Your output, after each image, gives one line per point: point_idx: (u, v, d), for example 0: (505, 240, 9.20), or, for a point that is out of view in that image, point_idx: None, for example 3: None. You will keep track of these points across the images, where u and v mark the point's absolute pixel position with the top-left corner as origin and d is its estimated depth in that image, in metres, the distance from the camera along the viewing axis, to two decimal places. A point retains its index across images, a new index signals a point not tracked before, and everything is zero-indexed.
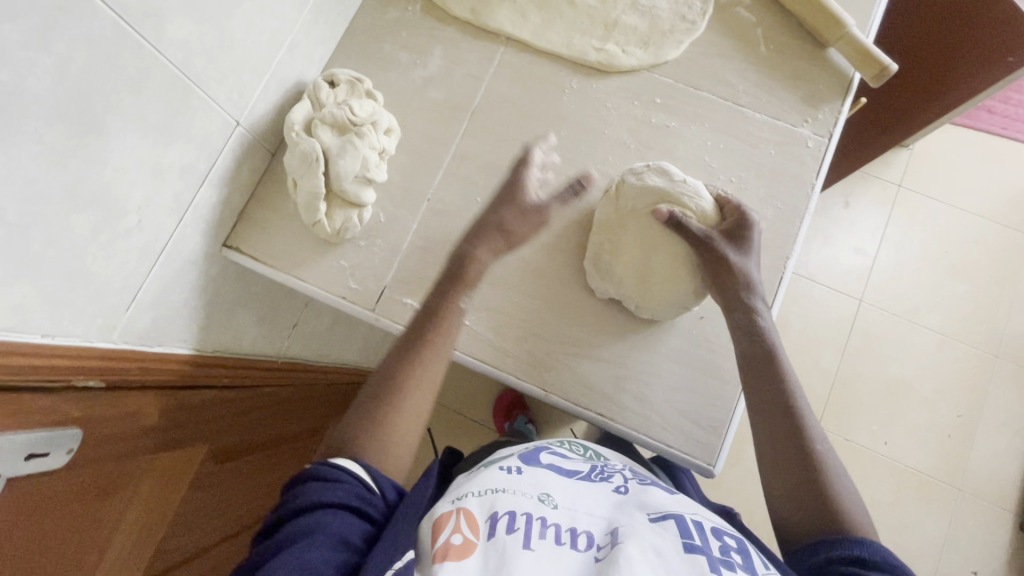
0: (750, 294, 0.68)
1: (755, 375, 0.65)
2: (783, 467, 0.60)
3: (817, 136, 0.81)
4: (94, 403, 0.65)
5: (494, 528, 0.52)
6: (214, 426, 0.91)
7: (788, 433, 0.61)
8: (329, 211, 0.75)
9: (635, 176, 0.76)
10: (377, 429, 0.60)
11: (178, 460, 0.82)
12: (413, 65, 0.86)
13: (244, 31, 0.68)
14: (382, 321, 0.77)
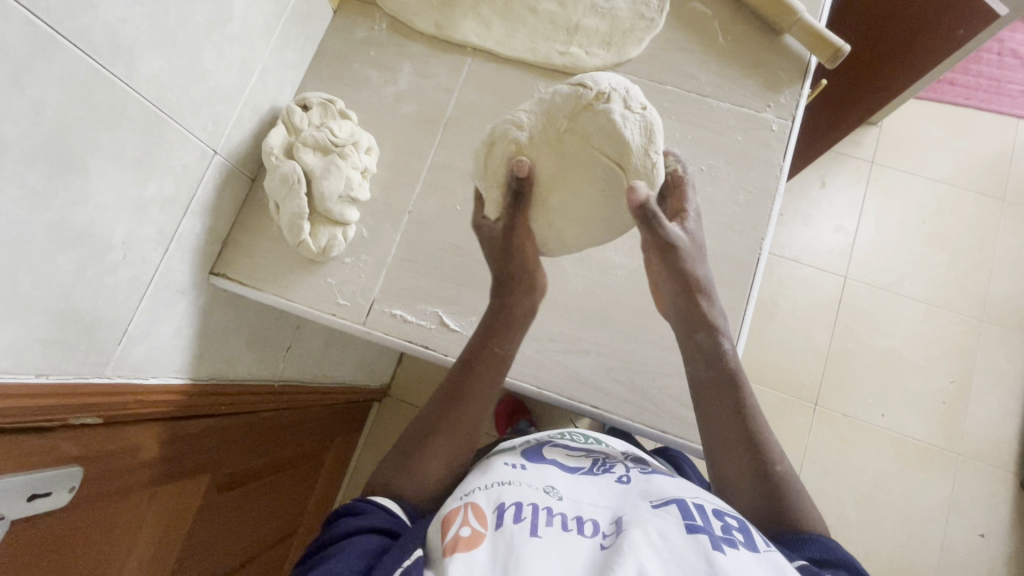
0: (708, 313, 0.69)
1: (718, 395, 0.66)
2: (751, 479, 0.62)
3: (780, 119, 0.83)
4: (92, 439, 0.66)
5: (501, 518, 0.54)
6: (216, 454, 0.94)
7: (749, 455, 0.63)
8: (313, 231, 0.76)
9: (618, 109, 0.65)
10: (412, 468, 0.64)
11: (182, 491, 0.85)
12: (384, 81, 0.88)
13: (214, 62, 0.69)
14: (373, 334, 0.78)
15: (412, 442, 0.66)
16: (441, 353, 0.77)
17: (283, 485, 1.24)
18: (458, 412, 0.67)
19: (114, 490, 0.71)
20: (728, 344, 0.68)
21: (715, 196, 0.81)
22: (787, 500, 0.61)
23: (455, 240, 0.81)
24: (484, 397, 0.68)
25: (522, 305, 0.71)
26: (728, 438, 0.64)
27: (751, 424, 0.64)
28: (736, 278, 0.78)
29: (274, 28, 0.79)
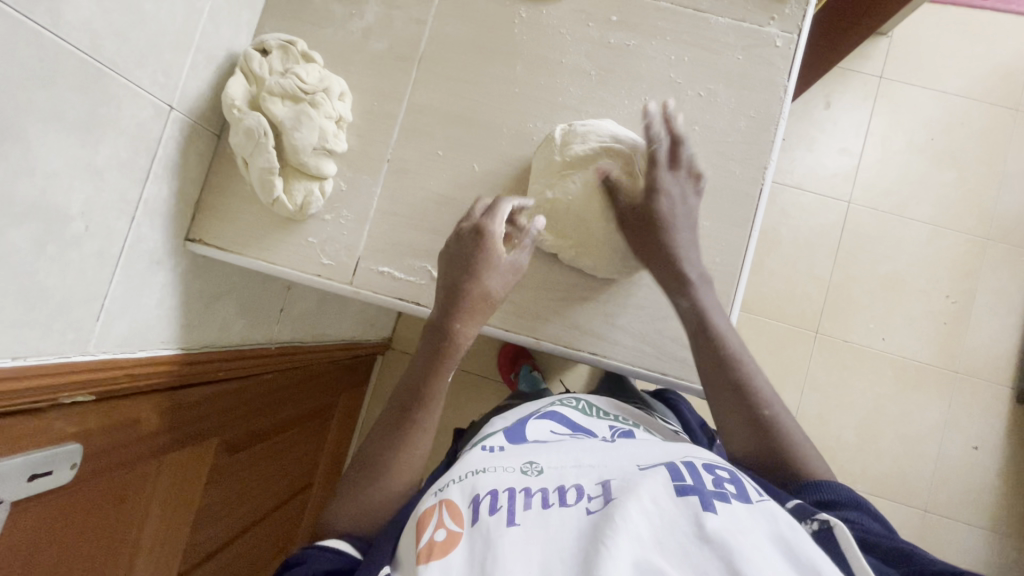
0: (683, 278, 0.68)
1: (703, 353, 0.67)
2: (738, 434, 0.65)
3: (785, 34, 0.76)
4: (88, 416, 0.65)
5: (476, 512, 0.53)
6: (221, 421, 0.94)
7: (746, 411, 0.65)
8: (287, 187, 0.72)
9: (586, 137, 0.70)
10: (355, 500, 0.64)
11: (195, 452, 0.87)
12: (349, 16, 0.79)
13: (153, 3, 0.61)
14: (361, 295, 0.75)
15: (356, 478, 0.65)
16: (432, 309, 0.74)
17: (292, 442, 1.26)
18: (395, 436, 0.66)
19: (120, 463, 0.72)
20: (688, 301, 0.67)
21: (715, 124, 0.75)
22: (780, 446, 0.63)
23: (440, 190, 0.76)
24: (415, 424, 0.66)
25: (464, 335, 0.66)
26: (723, 402, 0.66)
27: (739, 377, 0.66)
28: (736, 212, 0.74)
29: None
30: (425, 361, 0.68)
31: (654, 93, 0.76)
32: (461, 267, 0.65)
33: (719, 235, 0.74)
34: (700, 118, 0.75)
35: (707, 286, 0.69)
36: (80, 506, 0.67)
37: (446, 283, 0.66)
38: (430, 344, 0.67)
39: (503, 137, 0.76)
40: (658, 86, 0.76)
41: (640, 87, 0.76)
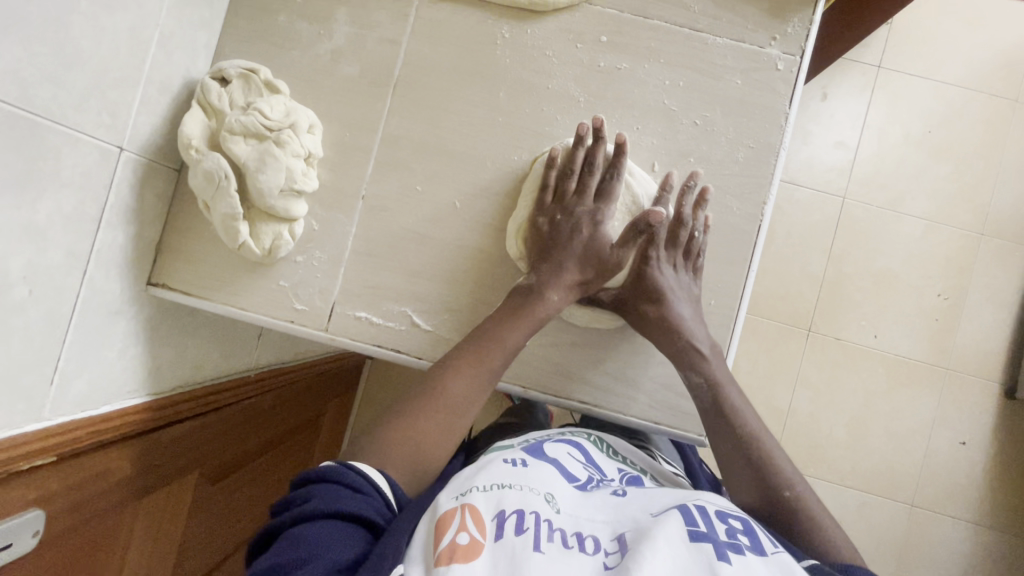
0: (694, 351, 0.65)
1: (721, 427, 0.64)
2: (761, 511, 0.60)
3: (787, 56, 0.71)
4: (53, 479, 0.61)
5: (501, 528, 0.48)
6: (204, 451, 0.89)
7: (765, 490, 0.60)
8: (254, 231, 0.67)
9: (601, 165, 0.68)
10: (399, 437, 0.59)
11: (172, 493, 0.83)
12: (316, 36, 0.72)
13: (91, 41, 0.55)
14: (338, 341, 0.71)
15: (402, 417, 0.61)
16: (414, 356, 0.70)
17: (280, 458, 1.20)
18: (451, 386, 0.62)
19: (90, 515, 0.68)
20: (703, 376, 0.65)
21: (711, 155, 0.70)
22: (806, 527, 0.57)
23: (419, 227, 0.71)
24: (484, 375, 0.63)
25: (548, 307, 0.65)
26: (744, 479, 0.62)
27: (758, 455, 0.62)
28: (733, 251, 0.70)
29: None
30: (503, 316, 0.65)
31: (647, 122, 0.71)
32: (561, 246, 0.67)
33: (716, 275, 0.71)
34: (696, 149, 0.70)
35: (719, 359, 0.67)
36: (50, 563, 0.64)
37: (541, 252, 0.67)
38: (510, 303, 0.66)
39: (487, 170, 0.71)
40: (651, 113, 0.71)
41: (632, 114, 0.71)
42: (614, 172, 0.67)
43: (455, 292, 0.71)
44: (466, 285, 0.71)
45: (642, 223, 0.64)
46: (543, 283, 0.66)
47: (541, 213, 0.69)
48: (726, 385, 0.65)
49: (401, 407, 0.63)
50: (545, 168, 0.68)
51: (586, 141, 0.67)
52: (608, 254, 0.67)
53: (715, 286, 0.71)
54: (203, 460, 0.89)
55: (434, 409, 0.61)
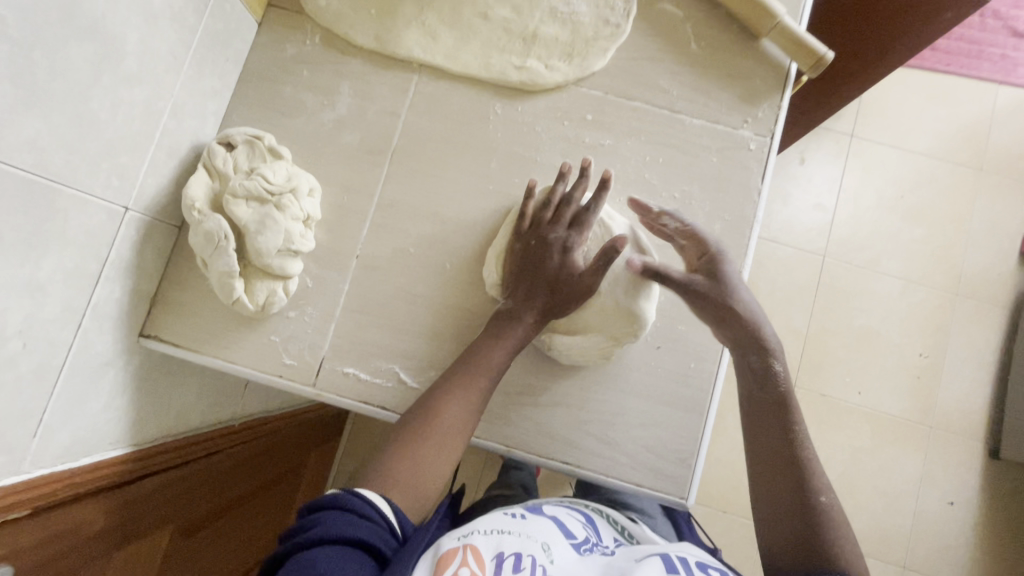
0: (761, 339, 0.65)
1: (771, 408, 0.62)
2: (780, 505, 0.58)
3: (758, 136, 0.76)
4: (25, 534, 0.59)
5: (500, 567, 0.47)
6: (185, 502, 0.85)
7: (791, 481, 0.58)
8: (248, 288, 0.69)
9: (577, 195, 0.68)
10: (400, 463, 0.58)
11: (144, 548, 0.77)
12: (321, 106, 0.77)
13: (108, 112, 0.58)
14: (325, 397, 0.72)
15: (400, 444, 0.60)
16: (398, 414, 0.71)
17: (265, 513, 1.12)
18: (446, 407, 0.62)
19: (62, 571, 0.63)
20: (779, 364, 0.64)
21: (690, 226, 0.74)
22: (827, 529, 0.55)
23: (410, 287, 0.73)
24: (477, 396, 0.64)
25: (525, 329, 0.66)
26: (774, 463, 0.60)
27: (798, 450, 0.60)
28: None
29: (184, 60, 0.67)
30: (490, 338, 0.66)
31: (628, 194, 0.75)
32: (532, 273, 0.67)
33: (697, 338, 0.72)
34: None
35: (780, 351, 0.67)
36: None
37: (521, 277, 0.67)
38: (490, 329, 0.67)
39: (476, 234, 0.74)
40: (632, 186, 0.75)
41: (615, 187, 0.75)
42: (591, 204, 0.67)
43: (442, 350, 0.72)
44: (453, 344, 0.72)
45: (610, 252, 0.64)
46: (525, 308, 0.66)
47: (517, 240, 0.69)
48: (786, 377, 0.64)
49: (398, 435, 0.62)
50: (524, 199, 0.69)
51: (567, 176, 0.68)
52: (578, 282, 0.66)
53: (696, 350, 0.72)
54: (180, 512, 0.84)
55: (432, 431, 0.61)
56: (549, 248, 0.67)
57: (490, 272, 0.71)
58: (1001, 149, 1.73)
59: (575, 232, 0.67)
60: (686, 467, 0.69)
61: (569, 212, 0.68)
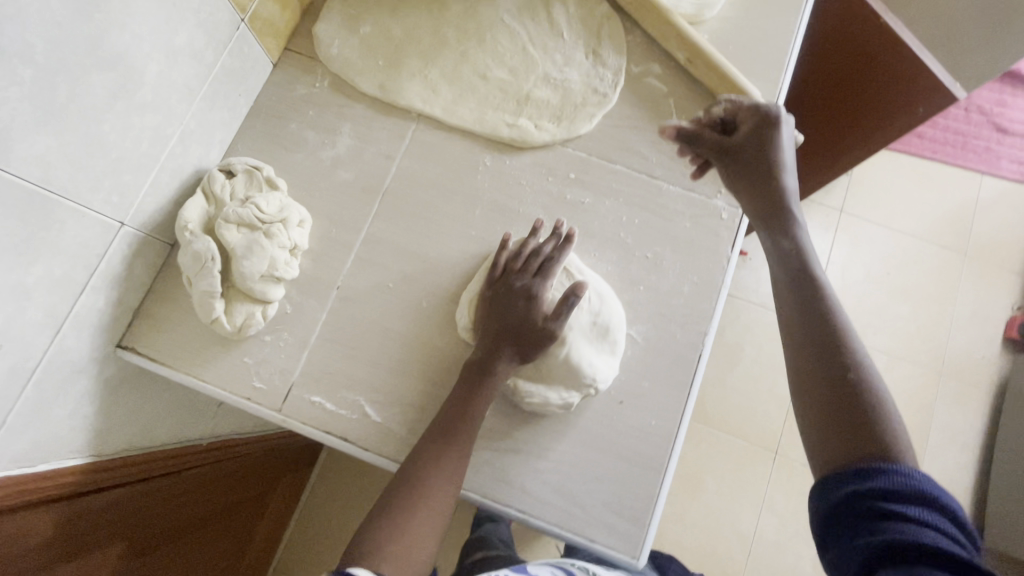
0: (784, 208, 0.62)
1: (796, 296, 0.56)
2: (807, 391, 0.51)
3: (731, 207, 0.80)
4: None
5: None
6: (140, 519, 0.83)
7: (821, 363, 0.51)
8: (228, 309, 0.71)
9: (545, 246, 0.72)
10: (389, 533, 0.56)
11: (88, 564, 0.75)
12: (322, 144, 0.82)
13: (118, 134, 0.63)
14: (289, 422, 0.73)
15: (388, 511, 0.58)
16: (360, 446, 0.71)
17: (226, 536, 1.10)
18: (433, 467, 0.61)
19: None
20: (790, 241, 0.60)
21: (659, 286, 0.77)
22: (862, 408, 0.48)
23: (385, 321, 0.76)
24: (461, 452, 0.63)
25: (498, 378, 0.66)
26: (801, 358, 0.53)
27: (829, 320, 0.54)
28: (677, 376, 0.74)
29: (197, 92, 0.72)
30: (468, 392, 0.66)
31: (603, 250, 0.79)
32: (501, 318, 0.68)
33: (660, 396, 0.73)
34: (645, 278, 0.78)
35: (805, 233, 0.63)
36: None
37: (494, 325, 0.68)
38: (464, 382, 0.67)
39: (455, 276, 0.77)
40: (608, 243, 0.79)
41: (590, 242, 0.79)
42: (558, 255, 0.71)
43: (409, 386, 0.73)
44: (420, 381, 0.74)
45: (571, 299, 0.66)
46: (500, 358, 0.66)
47: (489, 288, 0.72)
48: (813, 256, 0.59)
49: (383, 501, 0.59)
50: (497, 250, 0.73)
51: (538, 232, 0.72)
52: (543, 328, 0.67)
53: (656, 408, 0.73)
54: (133, 529, 0.82)
55: (419, 495, 0.59)
56: (516, 294, 0.69)
57: (463, 319, 0.73)
58: (984, 239, 1.78)
59: (541, 280, 0.70)
60: (638, 527, 0.68)
61: (536, 261, 0.71)
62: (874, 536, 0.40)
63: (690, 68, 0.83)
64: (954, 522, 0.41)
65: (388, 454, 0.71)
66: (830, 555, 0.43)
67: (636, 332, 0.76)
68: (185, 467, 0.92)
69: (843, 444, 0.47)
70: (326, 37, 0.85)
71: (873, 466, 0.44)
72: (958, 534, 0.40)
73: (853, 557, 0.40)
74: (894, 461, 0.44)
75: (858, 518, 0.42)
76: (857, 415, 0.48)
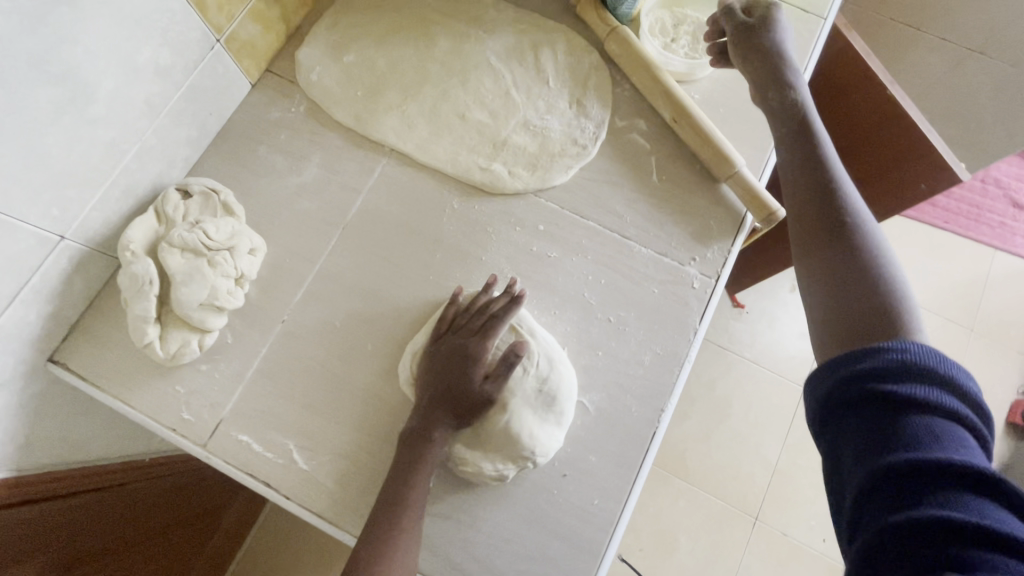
0: (791, 83, 0.64)
1: (813, 209, 0.55)
2: (813, 244, 0.54)
3: (703, 276, 0.76)
4: None
5: None
6: (72, 529, 0.79)
7: (822, 224, 0.54)
8: (163, 335, 0.68)
9: (490, 302, 0.70)
10: None
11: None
12: (288, 170, 0.80)
13: (63, 148, 0.61)
14: (212, 460, 0.69)
15: None
16: (282, 494, 0.67)
17: (167, 556, 1.02)
18: (379, 559, 0.56)
19: None
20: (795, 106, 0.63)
21: (619, 352, 0.73)
22: (861, 259, 0.50)
23: (326, 362, 0.72)
24: (409, 537, 0.59)
25: (436, 447, 0.63)
26: (816, 268, 0.53)
27: (830, 184, 0.56)
28: (627, 453, 0.69)
29: (161, 109, 0.70)
30: (409, 465, 0.62)
31: (563, 309, 0.75)
32: (437, 379, 0.65)
33: (606, 472, 0.69)
34: (605, 343, 0.73)
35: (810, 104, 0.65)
36: None
37: (432, 388, 0.65)
38: (403, 451, 0.64)
39: (406, 320, 0.74)
40: (569, 301, 0.75)
41: (552, 299, 0.75)
42: (501, 313, 0.68)
43: (341, 433, 0.70)
44: (353, 430, 0.70)
45: (508, 359, 0.65)
46: (438, 427, 0.64)
47: (432, 346, 0.69)
48: (828, 155, 0.58)
49: None
50: (443, 308, 0.71)
51: (487, 291, 0.71)
52: (478, 390, 0.64)
53: (601, 485, 0.68)
54: (62, 540, 0.78)
55: None
56: (454, 354, 0.66)
57: (405, 377, 0.70)
58: (1023, 306, 1.62)
59: (482, 338, 0.66)
60: None
61: (477, 316, 0.69)
62: (877, 427, 0.40)
63: (675, 128, 0.80)
64: (963, 399, 0.40)
65: (309, 506, 0.67)
66: (833, 460, 0.43)
67: (588, 401, 0.71)
68: (116, 482, 0.86)
69: (847, 303, 0.49)
70: (306, 61, 0.83)
71: (872, 357, 0.43)
72: (967, 415, 0.39)
73: (859, 461, 0.40)
74: (904, 339, 0.44)
75: (861, 421, 0.41)
76: (869, 301, 0.48)
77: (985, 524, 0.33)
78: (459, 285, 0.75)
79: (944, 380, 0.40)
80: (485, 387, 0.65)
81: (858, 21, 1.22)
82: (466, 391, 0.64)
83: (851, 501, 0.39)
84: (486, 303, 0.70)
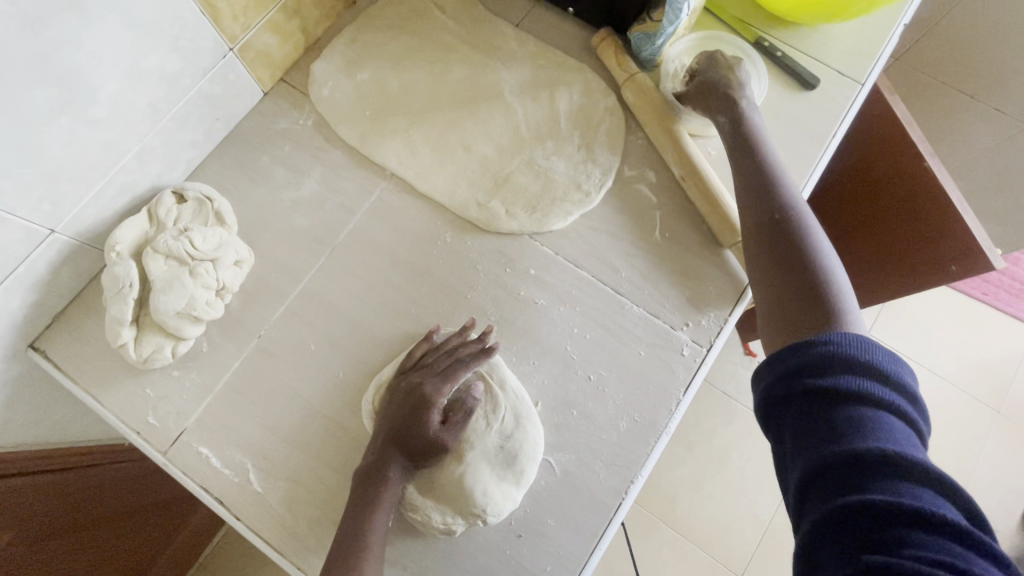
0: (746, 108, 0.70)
1: (766, 237, 0.62)
2: (767, 265, 0.60)
3: (694, 344, 0.72)
4: None
5: None
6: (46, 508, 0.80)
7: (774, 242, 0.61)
8: (137, 338, 0.68)
9: (458, 343, 0.68)
10: None
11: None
12: (287, 183, 0.79)
13: (60, 146, 0.61)
14: (170, 468, 0.68)
15: None
16: (233, 514, 0.66)
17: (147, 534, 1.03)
18: None
19: None
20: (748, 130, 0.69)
21: (594, 415, 0.70)
22: (804, 270, 0.57)
23: (295, 385, 0.71)
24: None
25: (391, 489, 0.61)
26: (776, 295, 0.58)
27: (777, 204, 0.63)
28: (588, 522, 0.66)
29: (166, 113, 0.71)
30: (363, 510, 0.60)
31: (542, 360, 0.72)
32: (393, 418, 0.63)
33: (564, 540, 0.65)
34: (581, 402, 0.70)
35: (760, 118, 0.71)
36: None
37: (390, 427, 0.63)
38: (357, 491, 0.61)
39: (381, 351, 0.72)
40: (549, 353, 0.72)
41: (532, 348, 0.72)
42: (467, 359, 0.66)
43: (299, 460, 0.68)
44: (312, 458, 0.68)
45: (467, 403, 0.65)
46: (393, 469, 0.61)
47: (395, 382, 0.67)
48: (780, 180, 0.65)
49: None
50: (414, 344, 0.70)
51: (464, 333, 0.69)
52: (436, 435, 0.63)
53: (556, 554, 0.65)
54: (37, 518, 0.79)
55: None
56: (412, 396, 0.64)
57: (367, 412, 0.68)
58: None
59: (443, 381, 0.64)
60: None
61: (443, 354, 0.67)
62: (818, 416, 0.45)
63: (684, 185, 0.76)
64: (898, 389, 0.45)
65: (258, 530, 0.66)
66: (782, 450, 0.48)
67: (555, 461, 0.68)
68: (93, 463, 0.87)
69: (793, 314, 0.55)
70: (320, 76, 0.83)
71: (808, 352, 0.48)
72: (893, 399, 0.44)
73: (799, 451, 0.45)
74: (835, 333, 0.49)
75: (802, 415, 0.46)
76: (812, 309, 0.55)
77: (903, 504, 0.37)
78: (437, 323, 0.73)
79: (877, 372, 0.45)
80: (445, 435, 0.63)
81: (907, 82, 1.15)
82: (424, 435, 0.62)
83: (796, 484, 0.44)
84: (457, 343, 0.68)
